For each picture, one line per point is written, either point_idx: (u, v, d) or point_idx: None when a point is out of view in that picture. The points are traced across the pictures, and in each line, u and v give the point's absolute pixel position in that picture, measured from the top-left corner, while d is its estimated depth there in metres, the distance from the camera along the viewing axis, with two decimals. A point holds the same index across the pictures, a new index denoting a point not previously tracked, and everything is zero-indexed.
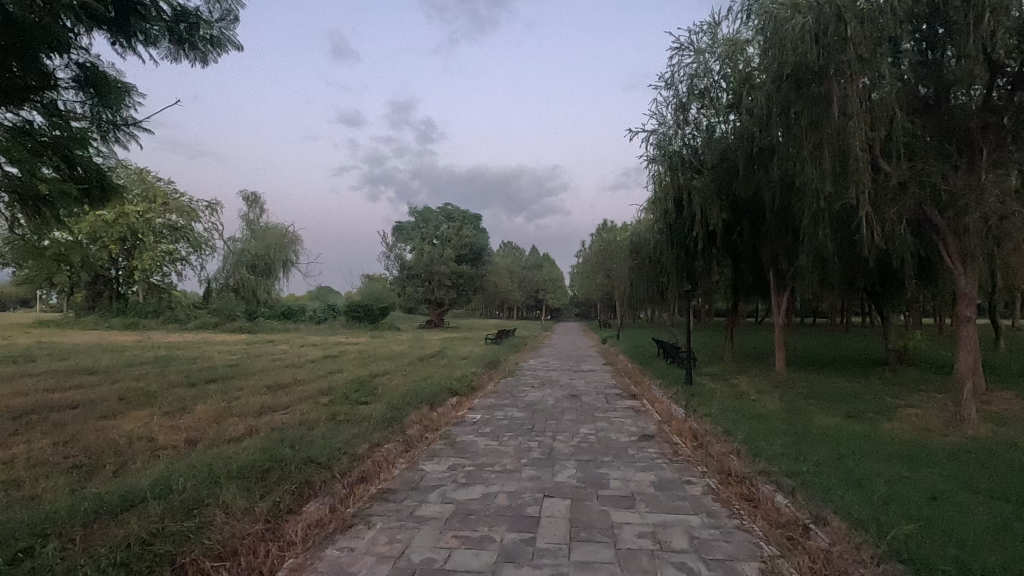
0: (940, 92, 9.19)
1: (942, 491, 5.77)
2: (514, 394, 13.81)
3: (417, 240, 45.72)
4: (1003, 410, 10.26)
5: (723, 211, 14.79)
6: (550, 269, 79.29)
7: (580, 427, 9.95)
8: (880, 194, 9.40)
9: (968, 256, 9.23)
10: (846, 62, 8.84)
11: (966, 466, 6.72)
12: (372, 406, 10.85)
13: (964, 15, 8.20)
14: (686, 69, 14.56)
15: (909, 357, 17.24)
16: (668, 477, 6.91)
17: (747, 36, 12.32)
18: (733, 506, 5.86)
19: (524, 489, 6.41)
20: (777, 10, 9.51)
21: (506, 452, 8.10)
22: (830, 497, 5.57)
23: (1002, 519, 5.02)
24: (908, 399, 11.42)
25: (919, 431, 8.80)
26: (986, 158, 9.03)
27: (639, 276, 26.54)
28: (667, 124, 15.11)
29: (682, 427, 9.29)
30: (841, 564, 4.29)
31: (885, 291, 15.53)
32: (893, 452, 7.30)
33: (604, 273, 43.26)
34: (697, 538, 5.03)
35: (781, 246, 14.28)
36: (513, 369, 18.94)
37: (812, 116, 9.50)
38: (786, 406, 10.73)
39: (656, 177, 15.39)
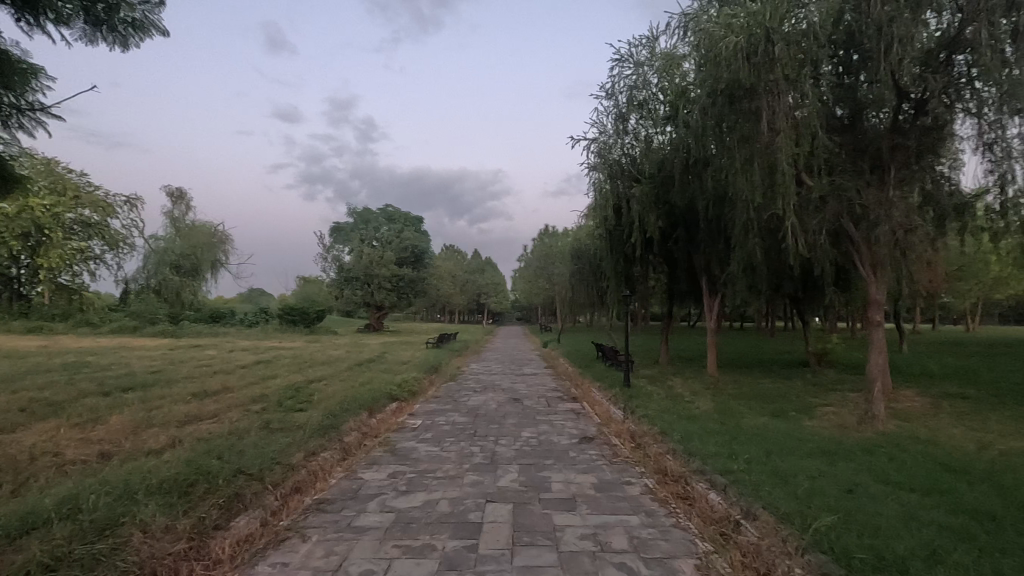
0: (855, 113, 9.95)
1: (857, 484, 6.20)
2: (456, 399, 13.68)
3: (356, 241, 44.62)
4: (908, 407, 11.17)
5: (659, 219, 15.33)
6: (492, 272, 79.26)
7: (522, 430, 10.00)
8: (804, 206, 10.00)
9: (879, 266, 9.96)
10: (774, 81, 9.36)
11: (877, 460, 7.26)
12: (307, 413, 10.42)
13: (876, 42, 8.87)
14: (626, 80, 15.05)
15: (826, 359, 18.40)
16: (609, 478, 7.05)
17: (683, 52, 12.79)
18: (671, 505, 6.05)
19: (467, 495, 6.34)
20: (712, 28, 10.00)
21: (448, 458, 8.00)
22: (758, 493, 5.86)
23: (910, 509, 5.42)
24: (826, 399, 12.18)
25: (837, 428, 9.41)
26: (893, 175, 9.83)
27: (579, 281, 27.02)
28: (608, 133, 15.61)
29: (621, 429, 9.54)
30: (769, 556, 4.50)
31: (807, 297, 16.56)
32: (815, 449, 7.75)
33: (545, 278, 43.65)
34: (637, 538, 5.13)
35: (713, 253, 14.96)
36: (455, 373, 18.78)
37: (742, 131, 10.02)
38: (717, 407, 11.21)
39: (597, 184, 15.79)
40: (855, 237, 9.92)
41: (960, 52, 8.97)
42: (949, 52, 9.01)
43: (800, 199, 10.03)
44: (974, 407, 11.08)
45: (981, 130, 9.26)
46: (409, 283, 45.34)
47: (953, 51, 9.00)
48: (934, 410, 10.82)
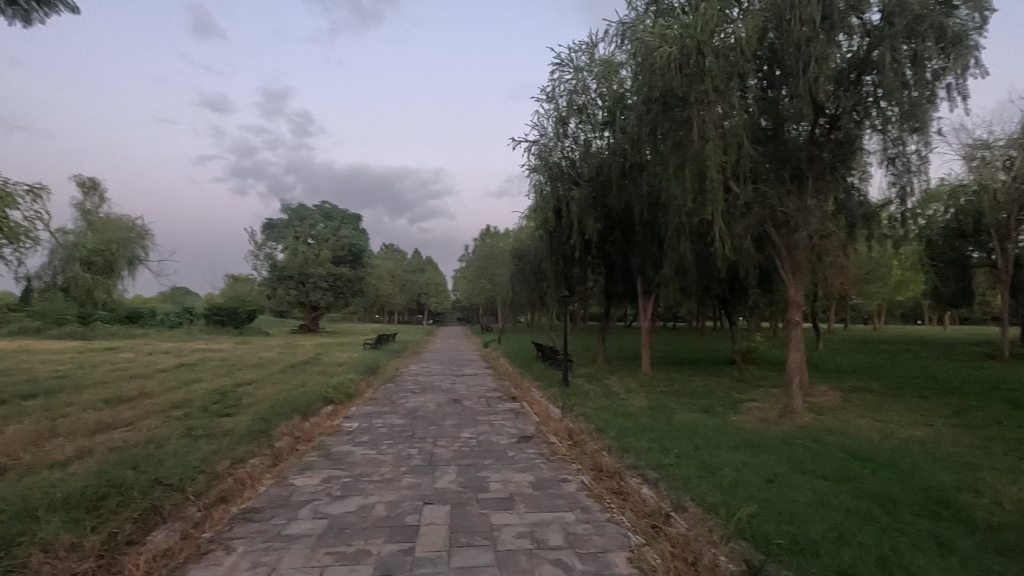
0: (777, 125, 10.56)
1: (776, 474, 6.60)
2: (394, 400, 13.44)
3: (290, 238, 42.94)
4: (822, 401, 11.99)
5: (598, 222, 15.71)
6: (433, 272, 78.22)
7: (461, 431, 9.96)
8: (731, 212, 10.55)
9: (797, 269, 10.63)
10: (704, 91, 9.81)
11: (794, 451, 7.77)
12: (235, 419, 9.89)
13: (796, 59, 9.47)
14: (566, 84, 15.37)
15: (751, 357, 19.45)
16: (546, 475, 7.14)
17: (620, 59, 13.11)
18: (605, 500, 6.20)
19: (404, 498, 6.25)
20: (647, 38, 10.34)
21: (385, 460, 7.84)
22: (687, 486, 6.14)
23: (822, 495, 5.83)
24: (750, 394, 12.89)
25: (760, 422, 9.98)
26: (810, 184, 10.52)
27: (519, 282, 27.25)
28: (548, 136, 15.88)
29: (559, 428, 9.67)
30: (696, 546, 4.72)
31: (733, 298, 17.49)
32: (740, 442, 8.19)
33: (486, 278, 43.56)
34: (573, 534, 5.24)
35: (648, 256, 15.50)
36: (394, 375, 18.44)
37: (675, 138, 10.44)
38: (651, 404, 11.60)
39: (537, 186, 15.99)
40: (777, 242, 10.55)
41: (868, 73, 9.72)
42: (859, 72, 9.74)
43: (727, 205, 10.57)
44: (879, 400, 12.03)
45: (886, 146, 10.10)
46: (347, 282, 44.16)
47: (862, 71, 9.73)
48: (844, 403, 11.69)
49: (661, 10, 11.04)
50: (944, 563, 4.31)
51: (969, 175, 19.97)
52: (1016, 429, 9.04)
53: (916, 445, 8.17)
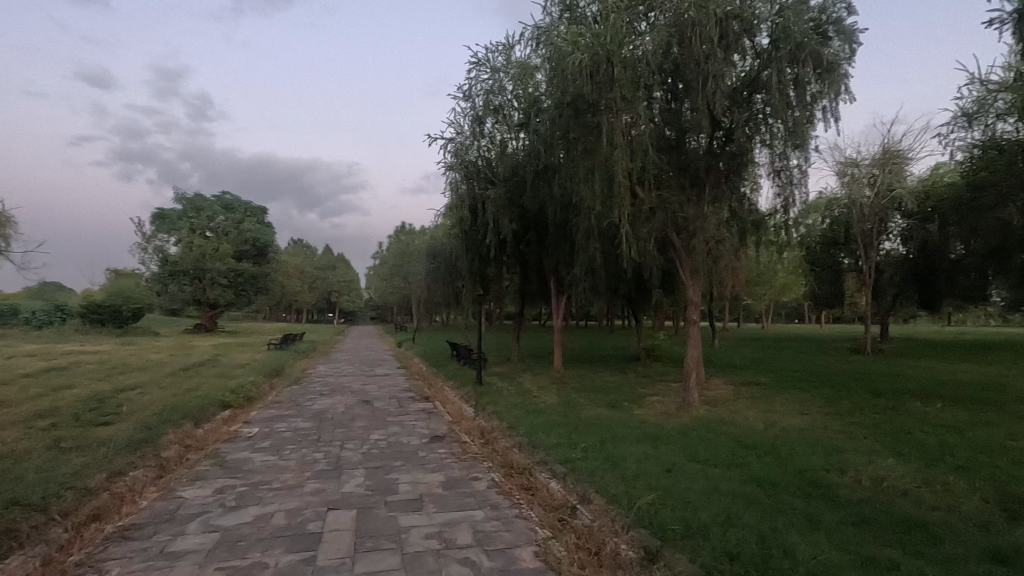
0: (680, 135, 11.20)
1: (674, 463, 7.01)
2: (299, 403, 12.80)
3: (184, 231, 39.64)
4: (716, 394, 12.91)
5: (513, 222, 15.87)
6: (345, 269, 75.37)
7: (371, 432, 9.66)
8: (637, 216, 11.08)
9: (696, 271, 11.35)
10: (613, 99, 10.23)
11: (690, 441, 8.32)
12: (114, 428, 8.93)
13: (696, 75, 10.11)
14: (482, 84, 15.45)
15: (654, 354, 20.56)
16: (456, 475, 7.11)
17: (536, 62, 13.31)
18: (515, 496, 6.28)
19: (307, 505, 5.96)
20: (560, 44, 10.61)
21: (287, 466, 7.45)
22: (592, 478, 6.38)
23: (714, 482, 6.27)
24: (652, 389, 13.60)
25: (660, 415, 10.60)
26: (707, 192, 11.27)
27: (434, 280, 26.96)
28: (465, 135, 15.89)
29: (471, 427, 9.67)
30: (599, 535, 4.92)
31: (640, 298, 18.40)
32: (642, 435, 8.63)
33: (401, 276, 42.68)
34: (482, 531, 5.25)
35: (561, 256, 15.88)
36: (300, 376, 17.54)
37: (586, 143, 10.80)
38: (561, 401, 11.91)
39: (453, 184, 15.96)
40: (677, 245, 11.22)
41: (758, 92, 10.57)
42: (750, 90, 10.57)
43: (634, 210, 11.09)
44: (764, 392, 13.17)
45: (773, 159, 11.07)
46: (250, 279, 41.44)
47: (753, 90, 10.56)
48: (735, 396, 12.68)
49: (574, 18, 11.36)
50: (813, 537, 4.80)
51: (841, 190, 22.42)
52: (874, 415, 10.24)
53: (794, 432, 9.02)
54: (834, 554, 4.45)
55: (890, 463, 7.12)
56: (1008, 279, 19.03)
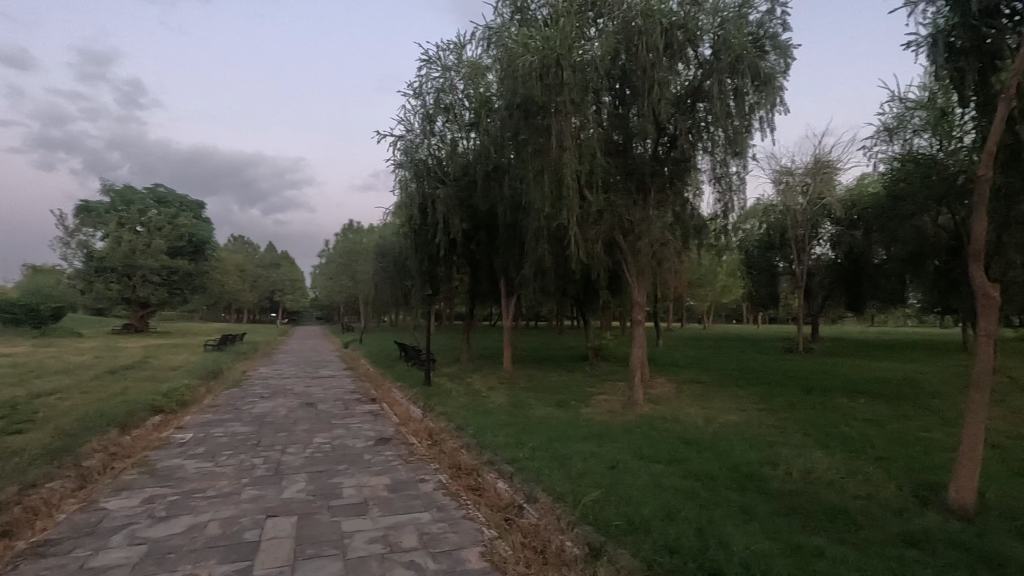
0: (627, 140, 11.47)
1: (619, 461, 7.17)
2: (238, 406, 12.28)
3: (112, 225, 37.27)
4: (660, 392, 13.29)
5: (463, 221, 15.80)
6: (289, 267, 72.82)
7: (314, 436, 9.37)
8: (586, 218, 11.27)
9: (641, 273, 11.63)
10: (562, 102, 10.38)
11: (634, 438, 8.52)
12: (29, 436, 8.29)
13: (642, 81, 10.38)
14: (433, 82, 15.34)
15: (602, 354, 20.96)
16: (403, 477, 7.00)
17: (487, 63, 13.29)
18: (462, 497, 6.24)
19: (245, 513, 5.72)
20: (510, 45, 10.67)
21: (223, 473, 7.12)
22: (538, 477, 6.44)
23: (656, 478, 6.45)
24: (599, 388, 13.87)
25: (606, 413, 10.81)
26: (652, 196, 11.58)
27: (383, 280, 26.49)
28: (415, 132, 15.71)
29: (419, 428, 9.55)
30: (544, 534, 4.96)
31: (588, 298, 18.72)
32: (588, 433, 8.77)
33: (348, 275, 41.68)
34: (427, 534, 5.20)
35: (511, 257, 15.93)
36: (239, 379, 16.81)
37: (535, 145, 10.90)
38: (510, 401, 11.95)
39: (403, 182, 15.76)
40: (624, 247, 11.49)
41: (701, 101, 10.95)
42: (693, 99, 10.95)
43: (582, 212, 11.27)
44: (705, 390, 13.67)
45: (714, 166, 11.52)
46: (185, 277, 39.41)
47: (696, 99, 10.94)
48: (677, 394, 13.09)
49: (525, 20, 11.44)
50: (747, 528, 5.02)
51: (777, 197, 23.61)
52: (804, 411, 10.81)
53: (732, 428, 9.43)
54: (765, 543, 4.67)
55: (818, 455, 7.55)
56: (923, 283, 20.54)
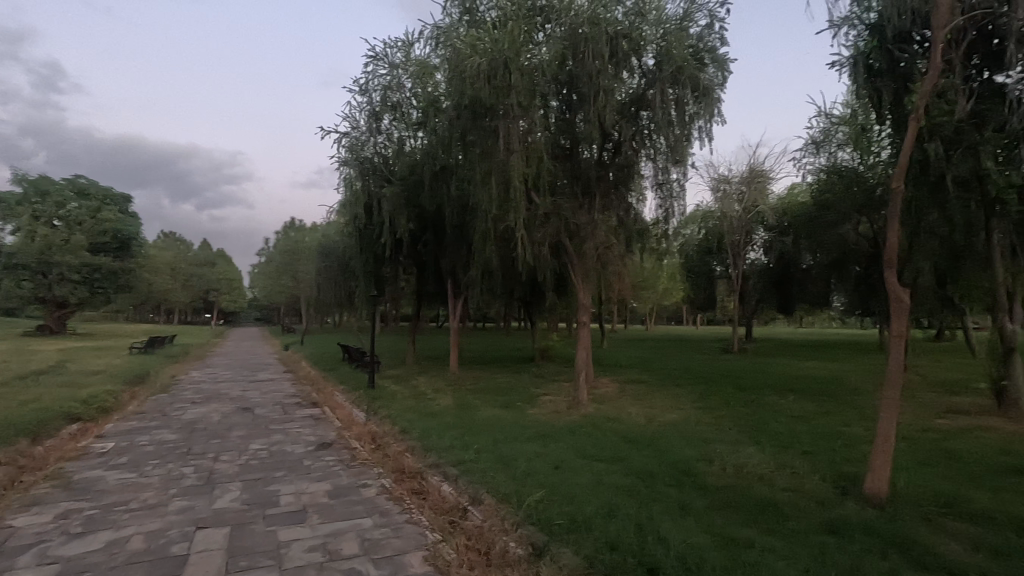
0: (573, 145, 11.66)
1: (563, 460, 7.27)
2: (167, 413, 11.59)
3: (25, 217, 34.41)
4: (603, 392, 13.57)
5: (410, 221, 15.60)
6: (225, 266, 69.51)
7: (250, 442, 8.97)
8: (533, 220, 11.38)
9: (586, 275, 11.84)
10: (510, 105, 10.44)
11: (578, 438, 8.67)
12: None
13: (588, 88, 10.60)
14: (380, 79, 15.12)
15: (548, 355, 21.19)
16: (344, 483, 6.82)
17: (435, 62, 13.19)
18: (405, 501, 6.15)
19: (172, 525, 5.41)
20: (459, 46, 10.66)
21: (149, 484, 6.70)
22: (484, 479, 6.43)
23: (599, 476, 6.59)
24: (545, 389, 14.02)
25: (551, 414, 10.94)
26: (597, 201, 11.82)
27: (325, 280, 25.77)
28: (361, 130, 15.41)
29: (362, 432, 9.33)
30: (489, 535, 4.96)
31: (534, 299, 18.89)
32: (534, 434, 8.84)
33: (289, 275, 40.24)
34: (369, 540, 5.09)
35: (458, 258, 15.85)
36: (168, 384, 15.88)
37: (483, 147, 10.93)
38: (456, 403, 11.88)
39: (348, 180, 15.42)
40: (569, 250, 11.67)
41: (644, 109, 11.27)
42: (637, 107, 11.25)
43: (529, 214, 11.37)
44: (646, 390, 14.07)
45: (656, 173, 11.89)
46: (109, 275, 36.90)
47: (639, 107, 11.25)
48: (620, 394, 13.41)
49: (474, 22, 11.43)
50: (684, 522, 5.21)
51: (714, 204, 24.67)
52: (738, 408, 11.33)
53: (671, 426, 9.76)
54: (700, 537, 4.86)
55: (750, 451, 7.93)
56: (846, 287, 21.99)
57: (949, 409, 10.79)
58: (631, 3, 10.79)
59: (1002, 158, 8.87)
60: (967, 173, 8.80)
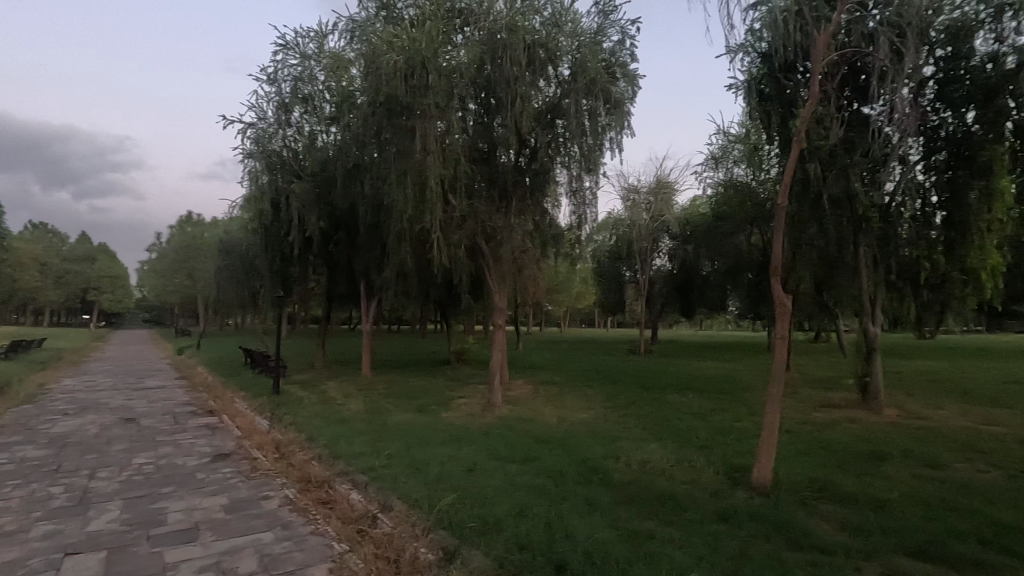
0: (491, 149, 11.73)
1: (476, 463, 7.27)
2: (32, 426, 10.28)
3: None
4: (518, 394, 13.74)
5: (321, 220, 14.98)
6: (108, 261, 62.99)
7: (133, 456, 8.16)
8: (449, 222, 11.32)
9: (502, 278, 11.95)
10: (427, 105, 10.36)
11: (492, 440, 8.71)
12: None
13: (505, 94, 10.72)
14: (290, 69, 14.44)
15: (463, 358, 21.13)
16: (243, 496, 6.40)
17: (350, 56, 12.75)
18: (310, 512, 5.87)
19: (33, 554, 4.80)
20: (374, 41, 10.41)
21: (6, 508, 5.90)
22: (394, 485, 6.30)
23: (511, 477, 6.66)
24: (460, 392, 13.96)
25: (466, 417, 10.92)
26: (513, 205, 11.95)
27: (226, 279, 24.10)
28: (268, 121, 14.61)
29: (264, 441, 8.80)
30: (398, 542, 4.85)
31: (450, 302, 18.78)
32: (448, 437, 8.78)
33: (185, 273, 37.21)
34: (269, 555, 4.81)
35: (371, 259, 15.40)
36: (35, 393, 14.09)
37: (399, 146, 10.76)
38: (368, 408, 11.52)
39: (253, 174, 14.56)
40: (486, 253, 11.71)
41: (559, 118, 11.57)
42: (552, 115, 11.52)
43: (445, 216, 11.30)
44: (560, 391, 14.42)
45: (571, 181, 12.22)
46: None
47: (555, 115, 11.53)
48: (534, 395, 13.64)
49: (391, 18, 11.19)
50: (591, 519, 5.39)
51: (624, 212, 25.88)
52: (644, 407, 11.92)
53: (581, 425, 10.08)
54: (605, 531, 5.06)
55: (654, 447, 8.36)
56: (739, 292, 23.83)
57: (824, 403, 12.01)
58: (548, 13, 11.07)
59: (868, 180, 10.02)
60: (839, 193, 9.88)
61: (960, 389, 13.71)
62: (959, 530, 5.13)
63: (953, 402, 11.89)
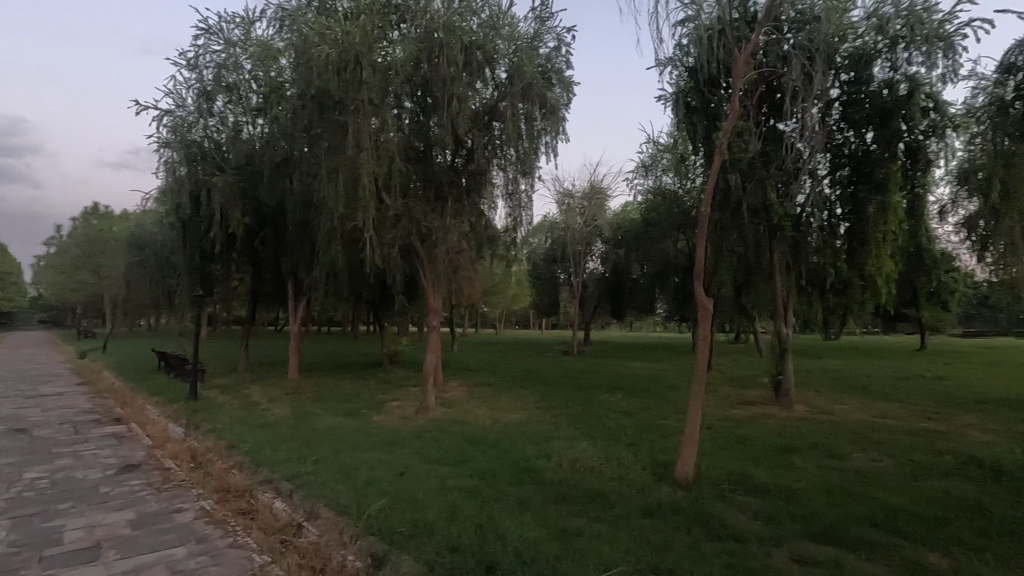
0: (427, 148, 11.58)
1: (408, 467, 7.16)
2: None
3: None
4: (451, 396, 13.65)
5: (246, 216, 14.25)
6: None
7: (24, 471, 7.39)
8: (383, 221, 11.08)
9: (437, 279, 11.82)
10: (361, 101, 10.10)
11: (425, 443, 8.60)
12: None
13: (442, 93, 10.64)
14: (212, 56, 13.64)
15: (396, 360, 20.72)
16: (153, 509, 5.96)
17: (279, 46, 12.21)
18: (229, 523, 5.56)
19: None
20: (305, 32, 10.03)
21: None
22: (322, 492, 6.08)
23: (443, 480, 6.61)
24: (392, 395, 13.68)
25: (398, 420, 10.71)
26: (449, 205, 11.85)
27: (138, 277, 22.40)
28: (188, 109, 13.74)
29: (179, 450, 8.24)
30: (325, 551, 4.68)
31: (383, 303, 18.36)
32: (379, 441, 8.57)
33: (89, 269, 34.23)
34: (181, 571, 4.50)
35: (299, 257, 14.79)
36: None
37: (331, 142, 10.43)
38: (294, 412, 11.05)
39: (169, 164, 13.63)
40: (420, 254, 11.54)
41: (496, 120, 11.60)
42: (489, 117, 11.54)
43: (379, 215, 11.06)
44: (494, 392, 14.44)
45: (507, 183, 12.28)
46: None
47: (492, 117, 11.55)
48: (468, 397, 13.59)
49: (323, 9, 10.82)
50: (523, 518, 5.45)
51: (559, 215, 26.36)
52: (576, 407, 12.17)
53: (515, 426, 10.14)
54: (536, 530, 5.13)
55: (584, 446, 8.55)
56: (667, 296, 24.86)
57: (742, 400, 12.73)
58: (486, 15, 11.09)
59: (782, 192, 10.76)
60: (756, 203, 10.54)
61: (860, 385, 14.94)
62: (855, 514, 5.60)
63: (854, 398, 12.94)
